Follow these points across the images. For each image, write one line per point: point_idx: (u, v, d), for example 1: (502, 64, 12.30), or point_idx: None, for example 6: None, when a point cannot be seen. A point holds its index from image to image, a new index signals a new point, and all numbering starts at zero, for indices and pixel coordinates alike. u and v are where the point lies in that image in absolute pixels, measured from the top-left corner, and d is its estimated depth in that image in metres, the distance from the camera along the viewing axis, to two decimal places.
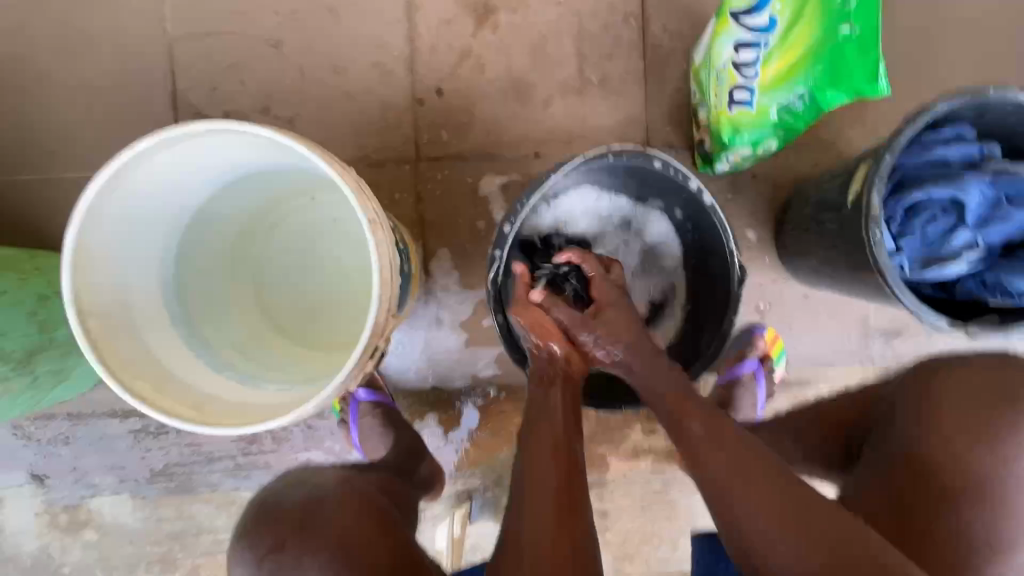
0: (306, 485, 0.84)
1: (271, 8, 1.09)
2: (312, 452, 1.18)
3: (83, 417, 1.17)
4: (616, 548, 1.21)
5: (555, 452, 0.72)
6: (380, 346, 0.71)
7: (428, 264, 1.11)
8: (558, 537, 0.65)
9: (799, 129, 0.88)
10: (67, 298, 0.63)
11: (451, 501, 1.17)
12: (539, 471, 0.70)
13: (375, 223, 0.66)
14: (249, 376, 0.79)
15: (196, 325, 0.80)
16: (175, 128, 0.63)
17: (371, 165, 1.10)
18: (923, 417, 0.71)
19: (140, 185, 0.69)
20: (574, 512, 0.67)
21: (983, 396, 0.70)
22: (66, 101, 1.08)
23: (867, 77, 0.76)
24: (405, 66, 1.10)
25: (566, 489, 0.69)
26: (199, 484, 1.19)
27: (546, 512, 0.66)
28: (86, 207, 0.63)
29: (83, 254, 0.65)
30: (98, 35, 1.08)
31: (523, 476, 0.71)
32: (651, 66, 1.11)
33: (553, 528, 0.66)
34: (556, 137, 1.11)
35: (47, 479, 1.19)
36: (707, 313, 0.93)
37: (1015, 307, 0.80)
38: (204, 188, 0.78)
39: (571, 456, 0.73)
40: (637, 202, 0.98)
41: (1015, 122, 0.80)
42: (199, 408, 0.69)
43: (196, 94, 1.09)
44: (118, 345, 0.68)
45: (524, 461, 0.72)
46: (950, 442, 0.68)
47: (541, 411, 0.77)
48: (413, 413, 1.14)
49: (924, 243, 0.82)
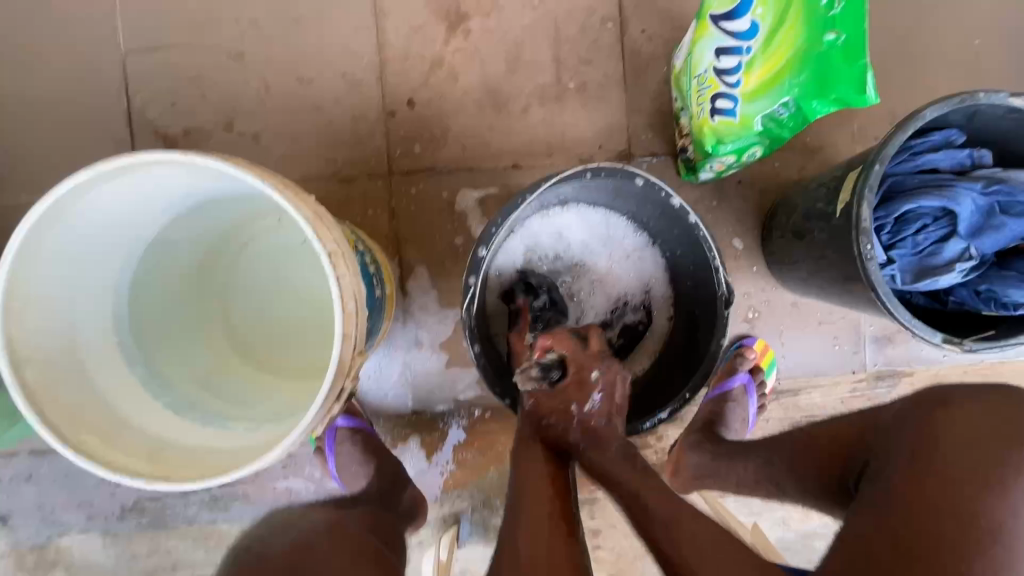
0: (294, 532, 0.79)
1: (232, 18, 1.03)
2: (292, 480, 1.13)
3: (47, 452, 1.11)
4: (609, 566, 1.18)
5: (549, 481, 0.75)
6: (349, 385, 0.67)
7: (405, 283, 1.06)
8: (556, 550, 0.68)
9: (785, 136, 0.85)
10: (1, 349, 0.58)
11: (437, 525, 1.12)
12: (533, 501, 0.73)
13: (335, 255, 0.62)
14: (213, 415, 0.74)
15: (158, 363, 0.75)
16: (113, 161, 0.57)
17: (342, 181, 1.05)
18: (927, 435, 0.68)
19: (82, 220, 0.63)
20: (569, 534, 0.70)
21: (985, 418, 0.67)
22: (16, 122, 1.02)
23: (855, 89, 0.73)
24: (375, 76, 1.05)
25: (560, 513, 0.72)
26: (174, 517, 1.14)
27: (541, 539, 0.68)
28: (17, 249, 0.58)
29: (17, 298, 0.60)
30: (45, 50, 1.02)
31: (518, 494, 0.74)
32: (631, 71, 1.07)
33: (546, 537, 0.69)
34: (534, 148, 1.06)
35: (10, 519, 1.13)
36: (693, 339, 0.89)
37: (1010, 317, 0.78)
38: (158, 218, 0.73)
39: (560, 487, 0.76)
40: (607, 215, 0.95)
41: (1007, 126, 0.77)
42: (154, 460, 0.64)
43: (153, 110, 1.03)
44: (62, 394, 0.63)
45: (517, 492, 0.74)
46: (965, 473, 0.64)
47: (536, 443, 0.78)
48: (395, 437, 1.09)
49: (917, 253, 0.79)
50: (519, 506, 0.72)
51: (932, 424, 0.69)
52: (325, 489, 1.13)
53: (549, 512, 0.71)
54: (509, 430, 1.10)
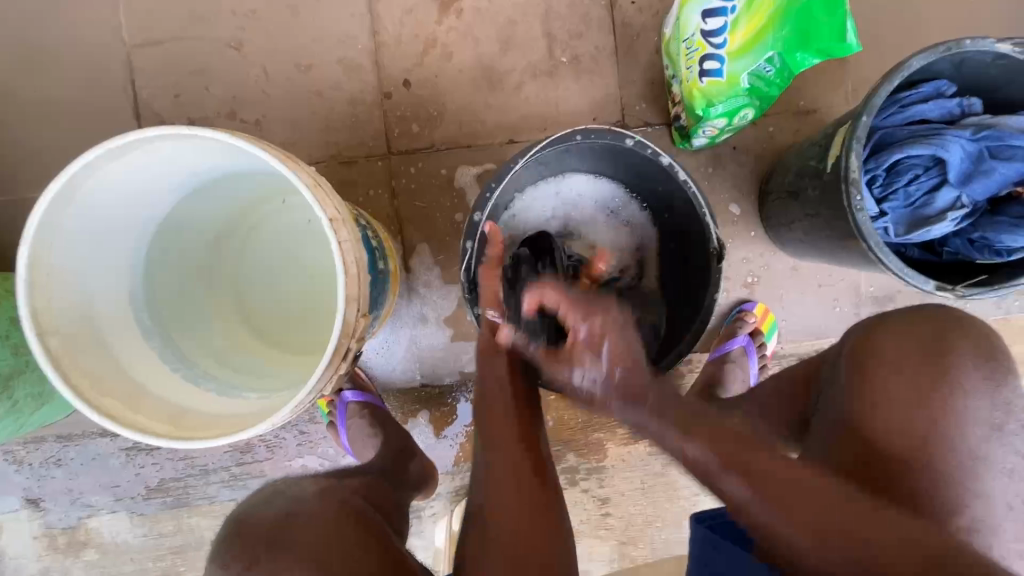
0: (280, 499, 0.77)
1: (229, 8, 1.06)
2: (307, 457, 1.17)
3: (73, 437, 1.16)
4: (620, 533, 1.20)
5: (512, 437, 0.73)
6: (354, 347, 0.70)
7: (409, 261, 1.09)
8: (529, 502, 0.67)
9: (773, 94, 0.87)
10: (25, 319, 0.62)
11: (449, 497, 1.15)
12: (499, 461, 0.70)
13: (337, 222, 0.64)
14: (229, 386, 0.78)
15: (173, 338, 0.79)
16: (121, 136, 0.60)
17: (343, 163, 1.08)
18: (862, 364, 0.72)
19: (95, 197, 0.66)
20: (543, 485, 0.69)
21: (915, 349, 0.70)
22: (29, 119, 1.06)
23: (835, 36, 0.74)
24: (372, 58, 1.07)
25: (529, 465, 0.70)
26: (196, 496, 1.18)
27: (511, 502, 0.67)
28: (38, 222, 0.61)
29: (40, 273, 0.63)
30: (53, 49, 1.05)
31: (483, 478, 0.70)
32: (622, 43, 1.08)
33: (517, 502, 0.67)
34: (529, 123, 1.08)
35: (42, 502, 1.18)
36: (694, 279, 0.90)
37: (1004, 264, 0.79)
38: (169, 197, 0.76)
39: (530, 440, 0.73)
40: (590, 175, 0.98)
41: (996, 74, 0.78)
42: (173, 422, 0.67)
43: (159, 101, 1.06)
44: (84, 359, 0.67)
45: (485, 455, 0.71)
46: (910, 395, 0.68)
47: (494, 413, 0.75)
48: (404, 412, 1.12)
49: (908, 204, 0.80)
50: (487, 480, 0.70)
51: (864, 357, 0.72)
52: (339, 465, 1.17)
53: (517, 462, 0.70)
54: None
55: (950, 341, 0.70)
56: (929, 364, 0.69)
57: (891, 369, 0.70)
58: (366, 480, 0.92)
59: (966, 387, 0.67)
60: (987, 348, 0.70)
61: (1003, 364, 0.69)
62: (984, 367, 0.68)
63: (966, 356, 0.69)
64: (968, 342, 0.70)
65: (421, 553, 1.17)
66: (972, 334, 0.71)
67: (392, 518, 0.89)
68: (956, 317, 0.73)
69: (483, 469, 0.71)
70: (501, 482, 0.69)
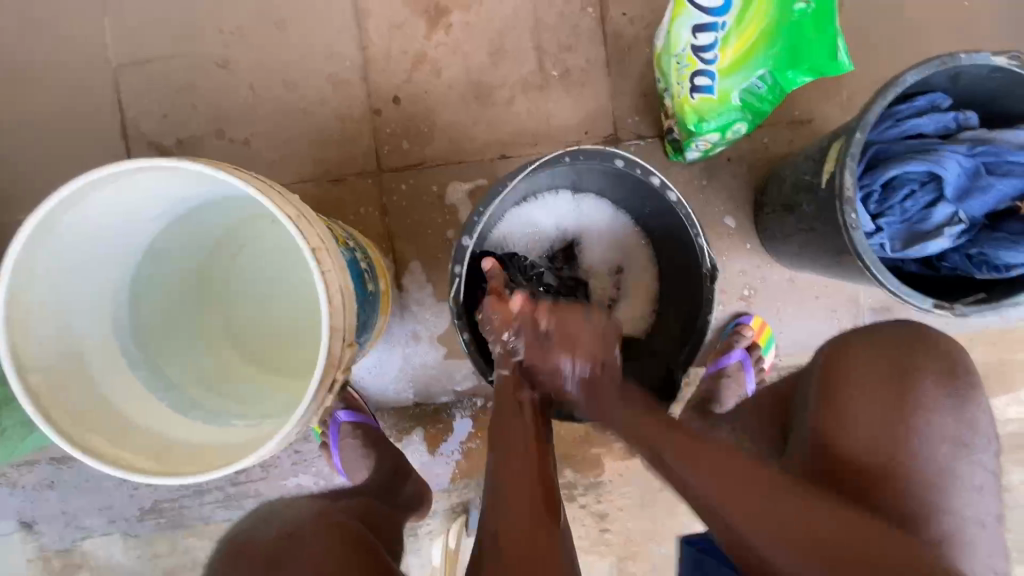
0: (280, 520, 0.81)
1: (216, 26, 1.05)
2: (301, 476, 1.16)
3: (66, 459, 1.15)
4: (619, 548, 1.19)
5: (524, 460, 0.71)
6: (341, 377, 0.68)
7: (400, 278, 1.08)
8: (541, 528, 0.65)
9: (766, 109, 0.86)
10: (5, 357, 0.61)
11: (445, 515, 1.14)
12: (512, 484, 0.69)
13: (321, 252, 0.63)
14: (216, 414, 0.77)
15: (158, 365, 0.78)
16: (99, 170, 0.59)
17: (333, 182, 1.06)
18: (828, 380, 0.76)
19: (76, 229, 0.65)
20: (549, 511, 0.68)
21: (879, 361, 0.74)
22: (14, 141, 1.05)
23: (828, 55, 0.73)
24: (360, 75, 1.06)
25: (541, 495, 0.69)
26: (191, 517, 1.17)
27: (519, 528, 0.65)
28: (15, 260, 0.60)
29: (20, 310, 0.62)
30: (40, 69, 1.05)
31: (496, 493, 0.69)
32: (613, 56, 1.07)
33: (527, 526, 0.65)
34: (520, 138, 1.07)
35: (36, 525, 1.17)
36: (687, 299, 0.89)
37: (1004, 280, 0.77)
38: (153, 223, 0.75)
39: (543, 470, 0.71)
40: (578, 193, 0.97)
41: (992, 87, 0.76)
42: (156, 457, 0.66)
43: (146, 121, 1.05)
44: (68, 395, 0.66)
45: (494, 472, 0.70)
46: (881, 414, 0.72)
47: (507, 420, 0.74)
48: (398, 430, 1.11)
49: (904, 220, 0.79)
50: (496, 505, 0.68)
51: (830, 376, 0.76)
52: (334, 484, 1.16)
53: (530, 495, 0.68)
54: None
55: (914, 358, 0.74)
56: (888, 380, 0.73)
57: (858, 387, 0.73)
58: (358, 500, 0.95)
59: (926, 404, 0.72)
60: (947, 365, 0.73)
61: (967, 381, 0.73)
62: (948, 384, 0.72)
63: (930, 379, 0.72)
64: (930, 359, 0.74)
65: (418, 571, 1.16)
66: (935, 351, 0.75)
67: (382, 534, 0.90)
68: (921, 334, 0.76)
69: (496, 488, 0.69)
70: (505, 502, 0.67)
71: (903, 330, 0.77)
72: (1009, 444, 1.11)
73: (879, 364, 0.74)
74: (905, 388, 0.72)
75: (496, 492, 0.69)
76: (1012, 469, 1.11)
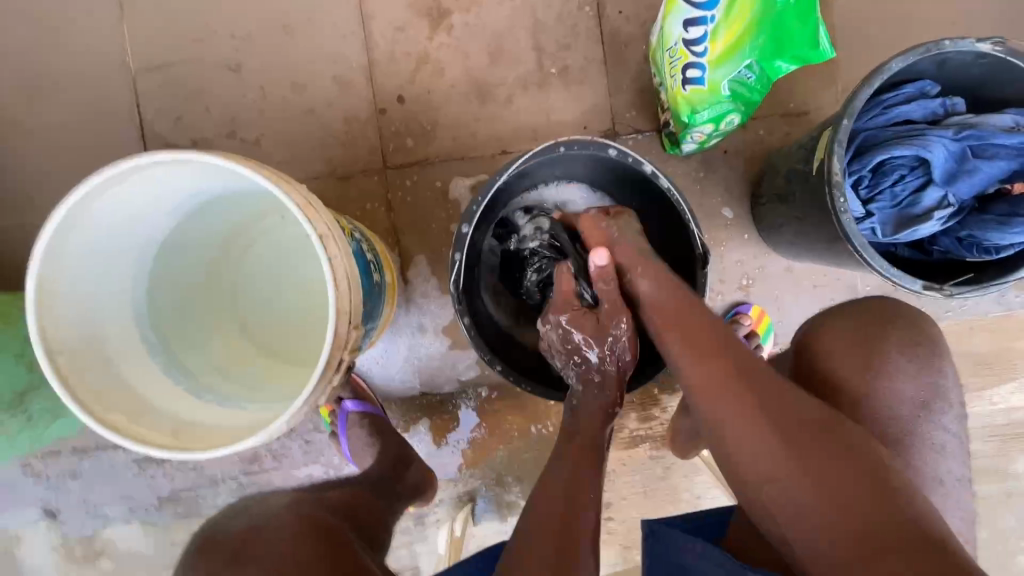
0: (254, 510, 0.87)
1: (228, 31, 1.10)
2: (312, 466, 1.20)
3: (88, 450, 1.19)
4: (622, 537, 1.20)
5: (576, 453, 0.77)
6: (347, 358, 0.72)
7: (406, 271, 1.11)
8: (572, 527, 0.69)
9: (755, 98, 0.88)
10: (34, 339, 0.65)
11: (452, 504, 1.17)
12: (561, 472, 0.75)
13: (327, 239, 0.67)
14: (231, 398, 0.80)
15: (175, 351, 0.82)
16: (123, 163, 0.63)
17: (340, 179, 1.10)
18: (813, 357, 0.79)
19: (99, 220, 0.70)
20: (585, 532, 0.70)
21: (852, 338, 0.78)
22: (38, 144, 1.10)
23: (809, 44, 0.76)
24: (366, 75, 1.10)
25: (579, 497, 0.72)
26: (206, 506, 1.21)
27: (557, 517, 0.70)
28: (45, 248, 0.64)
29: (47, 294, 0.66)
30: (62, 75, 1.10)
31: (541, 482, 0.75)
32: (610, 53, 1.10)
33: (568, 522, 0.70)
34: (521, 133, 1.10)
35: (59, 514, 1.21)
36: (683, 285, 0.91)
37: (993, 261, 0.79)
38: (170, 215, 0.80)
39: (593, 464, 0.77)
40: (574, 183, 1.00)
41: (978, 73, 0.78)
42: (175, 435, 0.70)
43: (162, 122, 1.10)
44: (92, 378, 0.70)
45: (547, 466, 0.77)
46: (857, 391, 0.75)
47: (569, 428, 0.81)
48: (405, 420, 1.14)
49: (895, 205, 0.81)
50: (540, 489, 0.74)
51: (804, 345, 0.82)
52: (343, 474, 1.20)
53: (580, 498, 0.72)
54: (516, 406, 1.14)
55: (878, 330, 0.78)
56: (853, 349, 0.77)
57: (830, 349, 0.79)
58: (348, 491, 1.00)
59: (893, 370, 0.76)
60: (916, 336, 0.77)
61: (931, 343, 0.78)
62: (913, 350, 0.77)
63: (893, 346, 0.77)
64: (897, 332, 0.78)
65: (425, 559, 1.18)
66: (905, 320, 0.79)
67: (360, 524, 0.94)
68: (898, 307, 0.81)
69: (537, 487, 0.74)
70: (551, 498, 0.72)
71: (887, 306, 0.80)
72: (1011, 432, 1.11)
73: (845, 337, 0.79)
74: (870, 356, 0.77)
75: (544, 481, 0.75)
76: (1016, 457, 1.11)
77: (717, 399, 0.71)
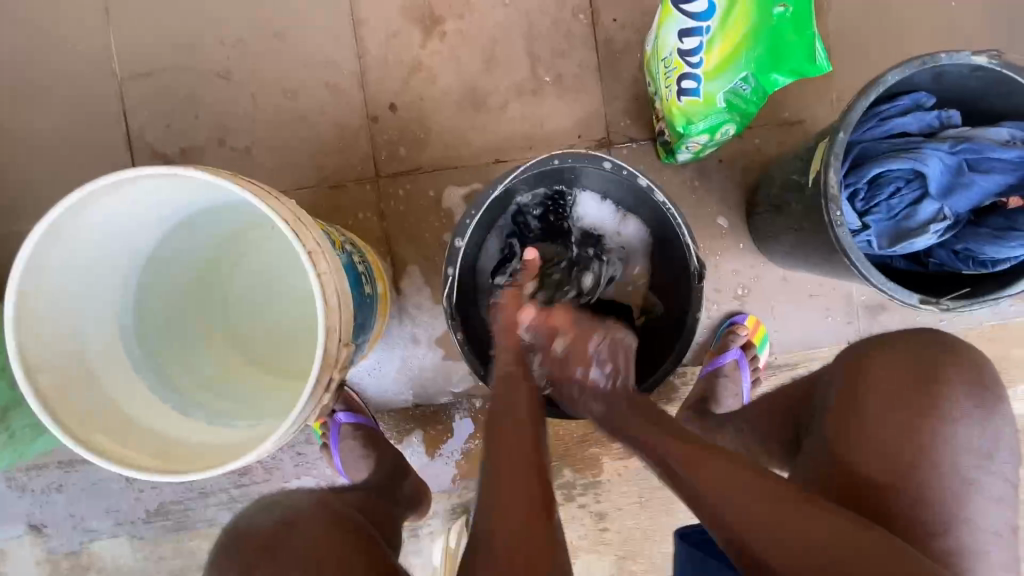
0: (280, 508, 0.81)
1: (218, 37, 1.08)
2: (303, 478, 1.18)
3: (75, 463, 1.17)
4: (618, 548, 1.19)
5: (521, 447, 0.70)
6: (337, 377, 0.71)
7: (399, 281, 1.10)
8: (532, 521, 0.63)
9: (751, 109, 0.88)
10: (14, 359, 0.64)
11: (446, 516, 1.15)
12: (509, 463, 0.68)
13: (315, 255, 0.65)
14: (220, 415, 0.79)
15: (162, 367, 0.80)
16: (107, 177, 0.62)
17: (332, 187, 1.09)
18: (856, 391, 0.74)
19: (84, 236, 0.68)
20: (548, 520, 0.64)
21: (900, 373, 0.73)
22: (23, 152, 1.08)
23: (806, 58, 0.76)
24: (358, 83, 1.09)
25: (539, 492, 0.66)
26: (196, 519, 1.19)
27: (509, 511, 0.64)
28: (26, 264, 0.63)
29: (29, 313, 0.65)
30: (47, 82, 1.08)
31: (490, 468, 0.68)
32: (605, 61, 1.09)
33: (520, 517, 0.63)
34: (515, 142, 1.09)
35: (44, 528, 1.19)
36: (679, 300, 0.90)
37: (990, 274, 0.79)
38: (156, 227, 0.78)
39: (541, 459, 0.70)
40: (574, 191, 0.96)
41: (974, 85, 0.77)
42: (162, 456, 0.68)
43: (150, 129, 1.08)
44: (75, 397, 0.68)
45: (490, 454, 0.70)
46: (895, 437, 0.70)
47: (501, 416, 0.74)
48: (399, 432, 1.13)
49: (891, 217, 0.80)
50: (488, 481, 0.67)
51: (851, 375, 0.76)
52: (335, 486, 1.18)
53: (527, 494, 0.65)
54: None
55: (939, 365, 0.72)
56: (906, 382, 0.72)
57: (883, 375, 0.74)
58: (358, 495, 0.96)
59: (947, 413, 0.70)
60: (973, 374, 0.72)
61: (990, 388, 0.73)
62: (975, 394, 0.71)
63: (955, 385, 0.71)
64: (956, 364, 0.72)
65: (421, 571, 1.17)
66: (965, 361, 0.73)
67: (383, 529, 0.92)
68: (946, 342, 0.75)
69: (485, 481, 0.68)
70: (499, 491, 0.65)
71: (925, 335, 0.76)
72: None
73: (894, 369, 0.73)
74: (923, 397, 0.71)
75: (491, 472, 0.68)
76: None
77: (721, 478, 0.67)
